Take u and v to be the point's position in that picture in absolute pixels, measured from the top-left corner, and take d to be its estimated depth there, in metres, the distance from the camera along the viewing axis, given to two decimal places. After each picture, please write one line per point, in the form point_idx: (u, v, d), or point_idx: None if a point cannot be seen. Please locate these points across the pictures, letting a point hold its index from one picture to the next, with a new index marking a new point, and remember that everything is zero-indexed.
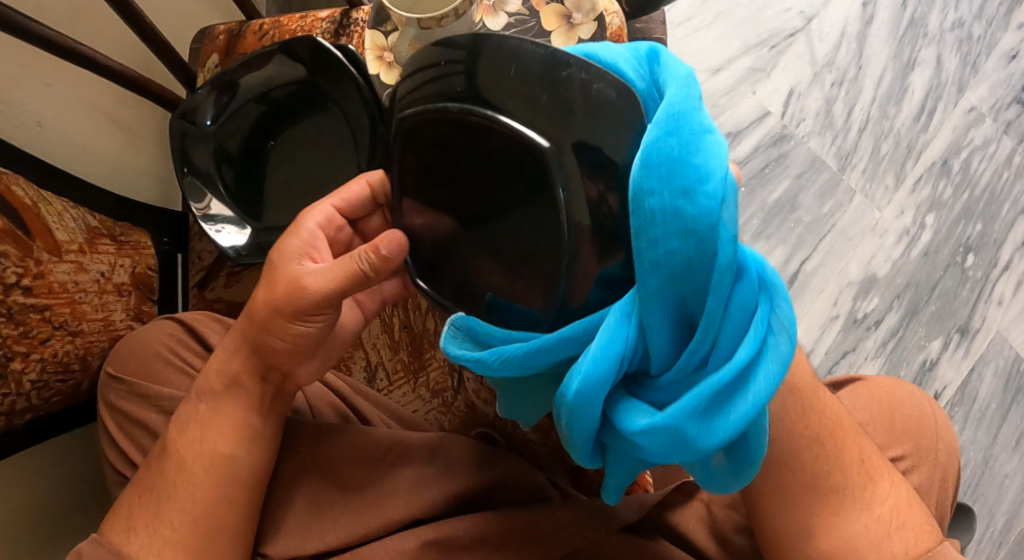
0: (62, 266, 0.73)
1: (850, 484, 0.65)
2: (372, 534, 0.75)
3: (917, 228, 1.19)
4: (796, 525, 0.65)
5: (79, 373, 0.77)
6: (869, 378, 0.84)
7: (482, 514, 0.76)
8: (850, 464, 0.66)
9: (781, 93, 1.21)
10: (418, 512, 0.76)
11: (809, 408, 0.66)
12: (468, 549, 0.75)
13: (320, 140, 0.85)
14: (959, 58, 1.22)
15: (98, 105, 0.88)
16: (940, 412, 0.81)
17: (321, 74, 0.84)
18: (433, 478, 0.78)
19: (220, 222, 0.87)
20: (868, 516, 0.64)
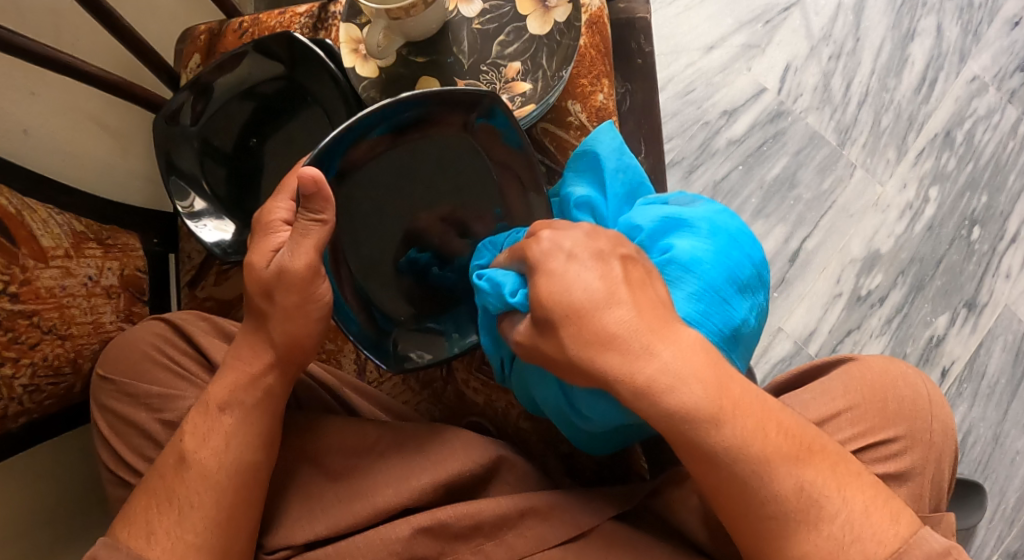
0: (49, 271, 0.75)
1: (793, 508, 0.60)
2: (358, 525, 0.75)
3: (921, 201, 1.17)
4: (757, 547, 0.61)
5: (71, 377, 0.78)
6: (862, 357, 0.83)
7: (473, 501, 0.75)
8: (789, 491, 0.59)
9: (777, 69, 1.19)
10: (407, 500, 0.76)
11: (749, 425, 0.59)
12: (463, 537, 0.75)
13: (303, 135, 0.87)
14: (960, 26, 1.19)
15: (85, 110, 0.89)
16: (934, 391, 0.80)
17: (300, 70, 0.86)
18: (422, 468, 0.78)
19: (203, 219, 0.86)
20: (817, 536, 0.59)
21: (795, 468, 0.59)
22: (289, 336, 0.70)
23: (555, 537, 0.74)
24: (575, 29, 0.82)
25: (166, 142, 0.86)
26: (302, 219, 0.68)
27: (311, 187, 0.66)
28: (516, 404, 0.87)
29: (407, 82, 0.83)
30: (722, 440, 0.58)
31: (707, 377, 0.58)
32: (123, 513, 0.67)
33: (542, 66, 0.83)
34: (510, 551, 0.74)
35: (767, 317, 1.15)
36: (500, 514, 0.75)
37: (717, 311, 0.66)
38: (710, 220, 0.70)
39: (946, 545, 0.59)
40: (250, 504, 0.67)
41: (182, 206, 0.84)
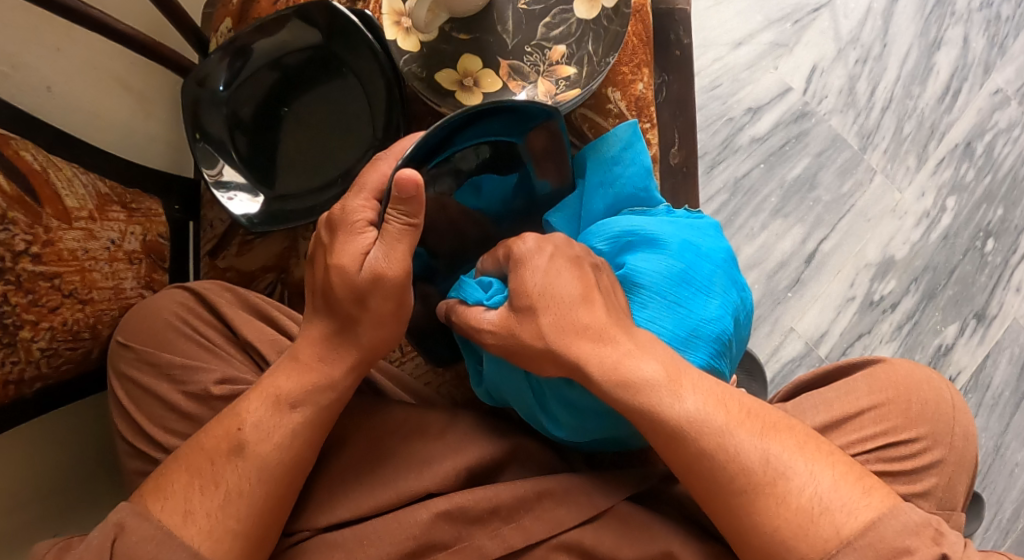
0: (72, 233, 0.72)
1: (761, 480, 0.60)
2: (384, 508, 0.73)
3: (937, 210, 1.17)
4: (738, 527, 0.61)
5: (89, 342, 0.76)
6: (888, 360, 0.81)
7: (495, 486, 0.74)
8: (753, 462, 0.60)
9: (804, 69, 1.18)
10: (431, 487, 0.74)
11: (708, 397, 0.62)
12: (481, 521, 0.73)
13: (336, 107, 0.85)
14: (986, 39, 1.19)
15: (108, 70, 0.88)
16: (958, 397, 0.79)
17: (337, 40, 0.83)
18: (446, 452, 0.77)
19: (232, 189, 0.84)
20: (784, 509, 0.59)
21: (757, 439, 0.61)
22: (322, 309, 0.68)
23: (573, 522, 0.72)
24: (623, 16, 0.80)
25: (194, 105, 0.84)
26: (392, 223, 0.64)
27: (410, 190, 0.62)
28: None
29: (448, 59, 0.82)
30: (684, 408, 0.61)
31: (662, 359, 0.63)
32: (152, 482, 0.65)
33: (587, 51, 0.82)
34: (529, 537, 0.72)
35: (780, 317, 1.15)
36: (522, 500, 0.73)
37: (671, 320, 0.69)
38: (684, 239, 0.73)
39: (924, 517, 0.59)
40: (277, 482, 0.64)
41: (210, 175, 0.83)
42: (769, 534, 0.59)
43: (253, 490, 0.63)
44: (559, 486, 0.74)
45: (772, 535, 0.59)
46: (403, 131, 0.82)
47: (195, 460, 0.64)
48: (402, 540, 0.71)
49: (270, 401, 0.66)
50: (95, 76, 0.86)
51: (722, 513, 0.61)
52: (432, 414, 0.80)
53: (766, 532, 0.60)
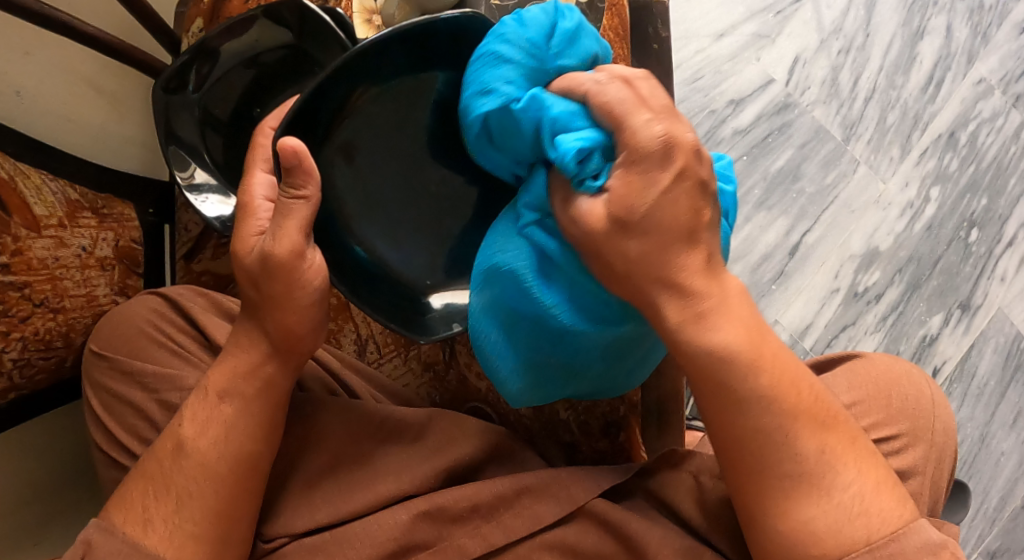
0: (42, 241, 0.71)
1: (808, 470, 0.58)
2: (364, 510, 0.73)
3: (921, 200, 1.16)
4: (757, 505, 0.59)
5: (62, 351, 0.75)
6: (869, 356, 0.82)
7: (474, 486, 0.74)
8: (807, 451, 0.58)
9: (786, 60, 1.17)
10: (411, 488, 0.74)
11: (783, 375, 0.58)
12: (461, 520, 0.73)
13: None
14: (969, 28, 1.18)
15: (80, 73, 0.87)
16: (938, 393, 0.79)
17: (309, 39, 0.82)
18: (424, 455, 0.76)
19: (205, 192, 0.84)
20: (826, 502, 0.57)
21: (816, 435, 0.58)
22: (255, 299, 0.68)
23: (552, 518, 0.73)
24: None
25: (166, 109, 0.83)
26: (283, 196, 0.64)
27: (292, 160, 0.63)
28: None
29: None
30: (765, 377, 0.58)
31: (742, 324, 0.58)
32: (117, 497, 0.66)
33: None
34: (508, 534, 0.72)
35: (765, 309, 1.15)
36: (500, 498, 0.73)
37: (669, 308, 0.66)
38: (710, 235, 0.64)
39: (943, 538, 0.57)
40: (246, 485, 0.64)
41: (183, 178, 0.82)
42: (800, 524, 0.57)
43: (221, 493, 0.64)
44: (539, 482, 0.74)
45: (804, 524, 0.57)
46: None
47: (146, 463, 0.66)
48: (381, 542, 0.71)
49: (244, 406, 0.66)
50: (66, 79, 0.85)
51: (753, 491, 0.59)
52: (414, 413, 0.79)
53: (794, 521, 0.58)
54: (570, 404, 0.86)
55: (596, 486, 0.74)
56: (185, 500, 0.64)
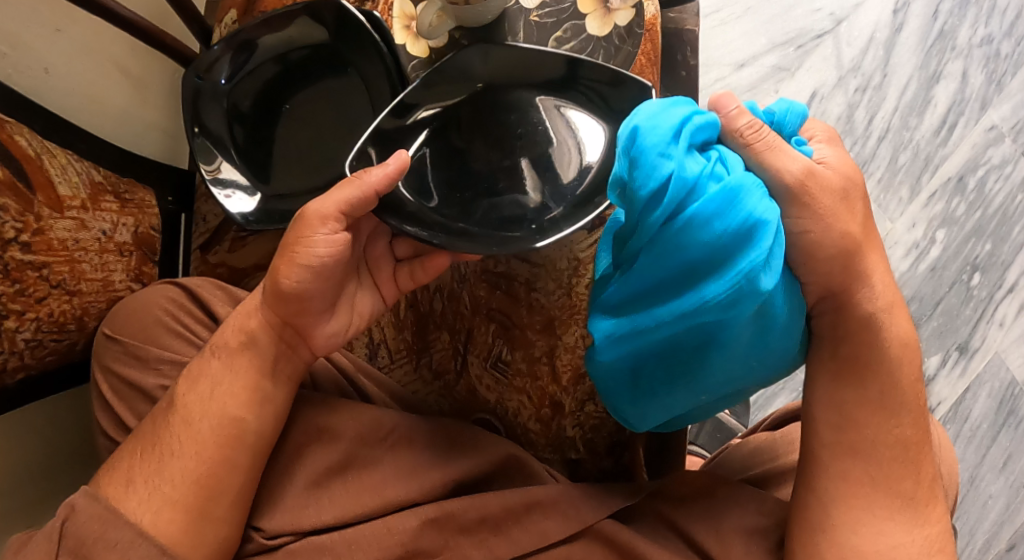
0: (64, 223, 0.70)
1: (911, 496, 0.65)
2: (370, 515, 0.73)
3: (927, 242, 1.18)
4: (833, 514, 0.65)
5: (74, 334, 0.74)
6: None
7: (483, 497, 0.74)
8: (925, 477, 0.66)
9: (804, 94, 1.19)
10: (418, 496, 0.74)
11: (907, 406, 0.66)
12: (468, 530, 0.73)
13: (338, 107, 0.83)
14: (984, 75, 1.19)
15: (109, 54, 0.86)
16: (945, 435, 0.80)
17: (344, 40, 0.82)
18: (432, 463, 0.77)
19: (230, 187, 0.83)
20: (920, 531, 0.65)
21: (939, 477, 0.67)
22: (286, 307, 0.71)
23: (558, 532, 0.73)
24: (635, 37, 0.81)
25: (195, 98, 0.83)
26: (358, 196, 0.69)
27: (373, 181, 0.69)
28: (528, 405, 0.86)
29: None
30: (873, 394, 0.66)
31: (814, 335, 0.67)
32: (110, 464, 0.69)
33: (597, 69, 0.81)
34: (514, 547, 0.73)
35: None
36: (508, 510, 0.74)
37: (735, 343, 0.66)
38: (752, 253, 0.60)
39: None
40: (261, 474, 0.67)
41: (208, 171, 0.82)
42: (884, 545, 0.64)
43: (225, 481, 0.67)
44: (547, 496, 0.75)
45: (891, 547, 0.64)
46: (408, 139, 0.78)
47: (146, 430, 0.69)
48: (386, 548, 0.71)
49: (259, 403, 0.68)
50: (94, 60, 0.84)
51: (836, 506, 0.65)
52: (426, 424, 0.79)
53: (884, 543, 0.64)
54: (578, 422, 0.86)
55: (603, 504, 0.75)
56: (189, 486, 0.66)
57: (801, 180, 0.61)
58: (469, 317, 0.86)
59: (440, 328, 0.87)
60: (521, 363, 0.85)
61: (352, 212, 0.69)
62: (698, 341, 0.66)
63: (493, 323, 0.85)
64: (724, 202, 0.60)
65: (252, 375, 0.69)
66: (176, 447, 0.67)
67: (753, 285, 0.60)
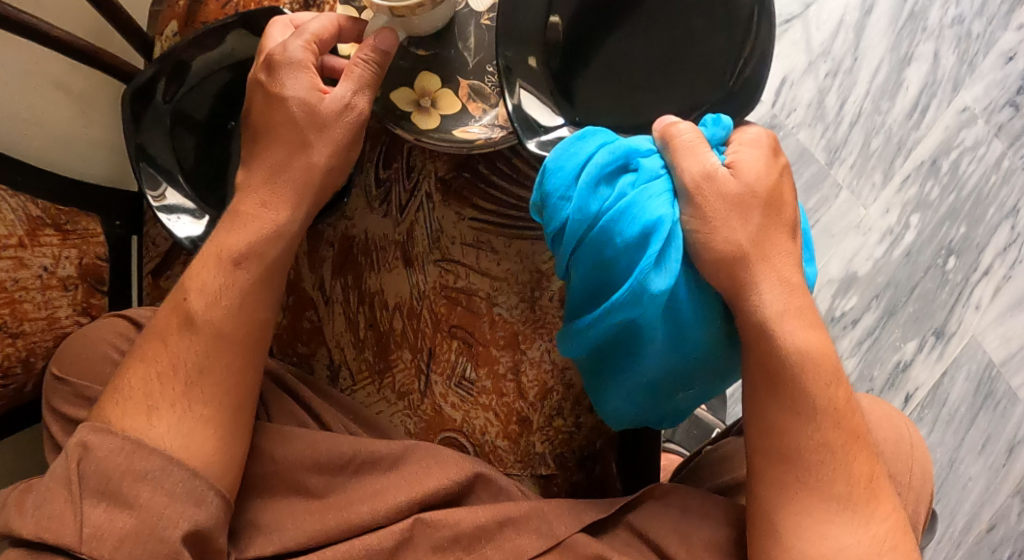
0: (1, 263, 0.68)
1: (852, 499, 0.67)
2: (338, 538, 0.72)
3: (901, 227, 1.17)
4: (775, 521, 0.68)
5: (22, 376, 0.72)
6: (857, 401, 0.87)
7: (456, 517, 0.73)
8: (858, 478, 0.68)
9: (773, 81, 1.16)
10: (384, 516, 0.73)
11: (839, 408, 0.69)
12: (443, 549, 0.73)
13: None
14: (956, 56, 1.17)
15: (47, 74, 0.82)
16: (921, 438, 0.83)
17: None
18: (398, 485, 0.75)
19: (176, 212, 0.80)
20: (863, 532, 0.66)
21: (876, 468, 0.69)
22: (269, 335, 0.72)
23: (534, 548, 0.73)
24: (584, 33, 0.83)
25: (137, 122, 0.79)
26: (361, 67, 0.74)
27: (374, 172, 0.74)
28: (494, 422, 0.85)
29: (408, 76, 0.82)
30: (811, 403, 0.69)
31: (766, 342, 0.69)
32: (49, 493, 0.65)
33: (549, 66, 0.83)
34: None
35: None
36: (480, 527, 0.73)
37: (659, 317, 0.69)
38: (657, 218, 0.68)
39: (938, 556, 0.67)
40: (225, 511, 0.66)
41: (153, 198, 0.78)
42: (830, 548, 0.66)
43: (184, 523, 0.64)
44: (519, 511, 0.74)
45: (836, 550, 0.66)
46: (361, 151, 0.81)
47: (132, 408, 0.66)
48: None
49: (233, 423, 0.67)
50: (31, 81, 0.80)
51: (778, 511, 0.68)
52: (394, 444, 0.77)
53: (828, 546, 0.66)
54: (546, 437, 0.85)
55: (576, 518, 0.74)
56: None
57: (698, 180, 0.69)
58: (430, 335, 0.84)
59: (402, 347, 0.85)
60: (486, 381, 0.84)
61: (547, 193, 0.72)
62: (623, 341, 0.73)
63: (455, 340, 0.84)
64: (625, 217, 0.68)
65: (212, 401, 0.68)
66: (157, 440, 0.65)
67: (645, 284, 0.67)
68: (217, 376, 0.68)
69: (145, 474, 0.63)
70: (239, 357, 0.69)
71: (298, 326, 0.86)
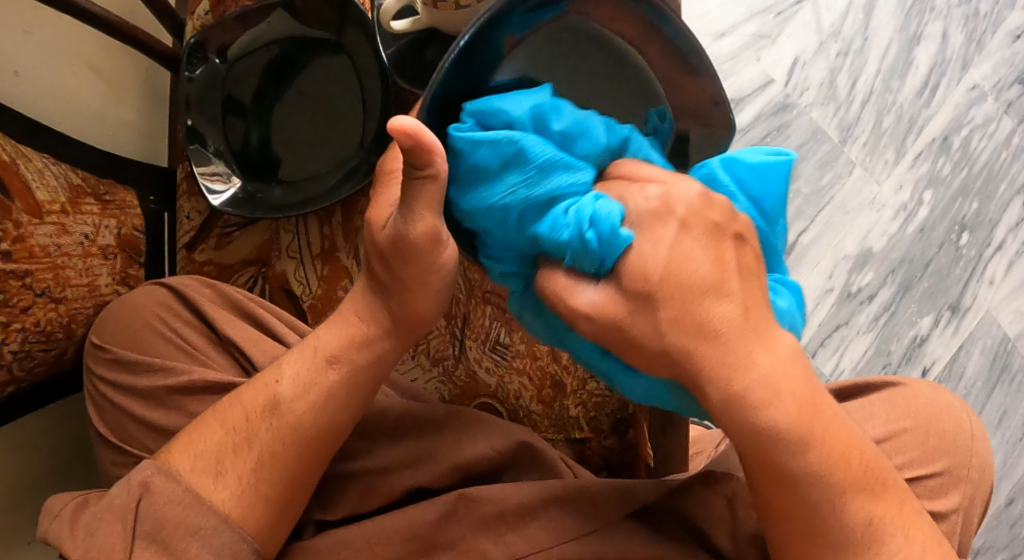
0: (44, 229, 0.69)
1: (855, 541, 0.55)
2: (380, 506, 0.73)
3: (915, 203, 1.18)
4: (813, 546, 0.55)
5: (62, 343, 0.74)
6: (909, 385, 0.77)
7: (504, 490, 0.70)
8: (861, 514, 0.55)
9: (786, 62, 1.18)
10: (423, 482, 0.73)
11: (836, 450, 0.54)
12: (488, 526, 0.69)
13: (333, 109, 0.85)
14: (965, 35, 1.20)
15: (80, 53, 0.88)
16: (978, 427, 0.75)
17: (343, 32, 0.83)
18: (440, 452, 0.74)
19: (221, 190, 0.85)
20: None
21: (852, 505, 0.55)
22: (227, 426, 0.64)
23: (580, 531, 0.68)
24: None
25: (188, 105, 0.85)
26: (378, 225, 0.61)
27: (409, 142, 0.53)
28: (529, 387, 0.85)
29: None
30: (805, 467, 0.54)
31: (796, 399, 0.54)
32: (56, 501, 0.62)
33: None
34: (535, 544, 0.68)
35: None
36: (525, 504, 0.70)
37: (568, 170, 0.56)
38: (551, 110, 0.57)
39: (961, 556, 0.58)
40: (275, 530, 0.63)
41: (204, 175, 0.84)
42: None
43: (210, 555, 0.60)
44: (566, 491, 0.70)
45: None
46: (390, 142, 0.83)
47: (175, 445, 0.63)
48: (399, 542, 0.69)
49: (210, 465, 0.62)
50: (64, 60, 0.86)
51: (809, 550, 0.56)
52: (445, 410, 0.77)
53: None
54: (580, 401, 0.85)
55: (625, 500, 0.69)
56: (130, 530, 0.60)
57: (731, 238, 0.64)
58: (465, 302, 0.86)
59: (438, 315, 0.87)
60: (520, 345, 0.85)
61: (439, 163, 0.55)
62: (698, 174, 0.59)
63: (489, 306, 0.85)
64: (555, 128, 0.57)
65: (211, 466, 0.62)
66: (276, 387, 0.64)
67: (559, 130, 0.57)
68: (226, 432, 0.63)
69: (197, 529, 0.60)
70: (219, 434, 0.63)
71: (331, 295, 0.84)
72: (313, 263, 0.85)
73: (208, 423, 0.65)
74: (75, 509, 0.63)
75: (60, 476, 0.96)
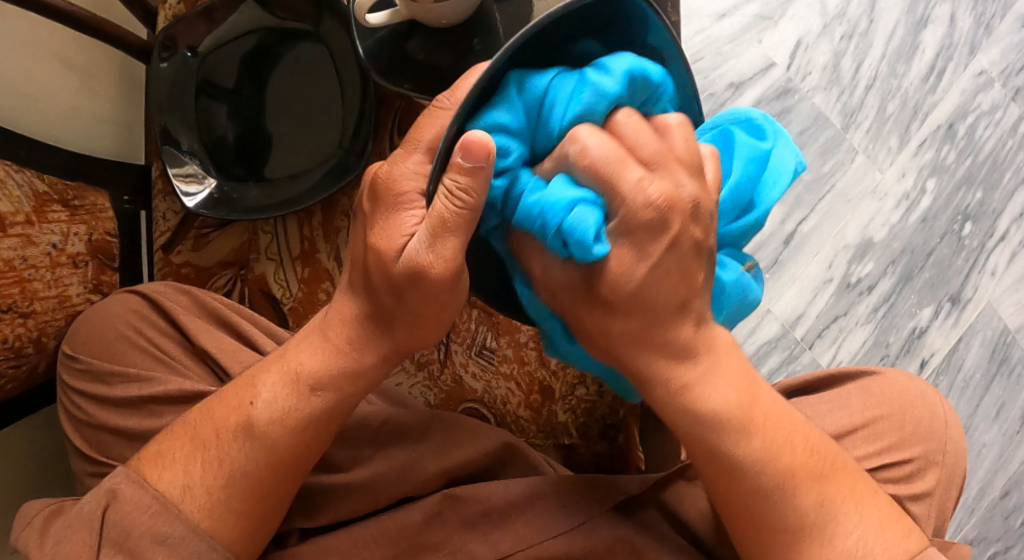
0: (8, 241, 0.67)
1: (810, 524, 0.57)
2: (362, 514, 0.70)
3: (917, 191, 1.15)
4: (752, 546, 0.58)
5: (33, 357, 0.73)
6: (882, 372, 0.75)
7: (483, 494, 0.68)
8: (807, 506, 0.57)
9: (788, 44, 1.13)
10: (409, 492, 0.70)
11: (777, 435, 0.57)
12: (470, 527, 0.68)
13: (310, 104, 0.81)
14: (973, 19, 1.16)
15: (48, 47, 0.84)
16: (953, 413, 0.72)
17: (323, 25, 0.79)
18: (425, 458, 0.72)
19: (196, 190, 0.81)
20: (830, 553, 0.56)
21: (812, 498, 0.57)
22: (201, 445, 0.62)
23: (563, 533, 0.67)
24: None
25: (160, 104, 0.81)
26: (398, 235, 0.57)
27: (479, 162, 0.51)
28: (517, 392, 0.83)
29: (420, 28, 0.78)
30: (751, 455, 0.57)
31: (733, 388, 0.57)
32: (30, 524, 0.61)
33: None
34: (516, 543, 0.66)
35: None
36: (511, 502, 0.68)
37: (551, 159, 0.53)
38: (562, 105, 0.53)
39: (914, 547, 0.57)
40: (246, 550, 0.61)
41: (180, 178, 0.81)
42: None
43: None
44: (548, 487, 0.69)
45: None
46: (370, 140, 0.79)
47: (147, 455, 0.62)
48: (384, 547, 0.66)
49: (182, 483, 0.60)
50: (33, 55, 0.83)
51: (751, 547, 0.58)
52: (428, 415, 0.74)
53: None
54: (569, 406, 0.82)
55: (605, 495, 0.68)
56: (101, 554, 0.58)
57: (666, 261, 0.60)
58: None
59: None
60: (507, 349, 0.83)
61: (479, 197, 0.52)
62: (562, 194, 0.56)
63: (474, 310, 0.83)
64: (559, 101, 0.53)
65: (184, 479, 0.60)
66: (251, 407, 0.61)
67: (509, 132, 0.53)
68: (200, 447, 0.61)
69: (163, 538, 0.58)
70: (194, 448, 0.61)
71: (313, 297, 0.80)
72: (294, 265, 0.82)
73: (185, 434, 0.62)
74: (47, 517, 0.61)
75: (39, 478, 0.94)
